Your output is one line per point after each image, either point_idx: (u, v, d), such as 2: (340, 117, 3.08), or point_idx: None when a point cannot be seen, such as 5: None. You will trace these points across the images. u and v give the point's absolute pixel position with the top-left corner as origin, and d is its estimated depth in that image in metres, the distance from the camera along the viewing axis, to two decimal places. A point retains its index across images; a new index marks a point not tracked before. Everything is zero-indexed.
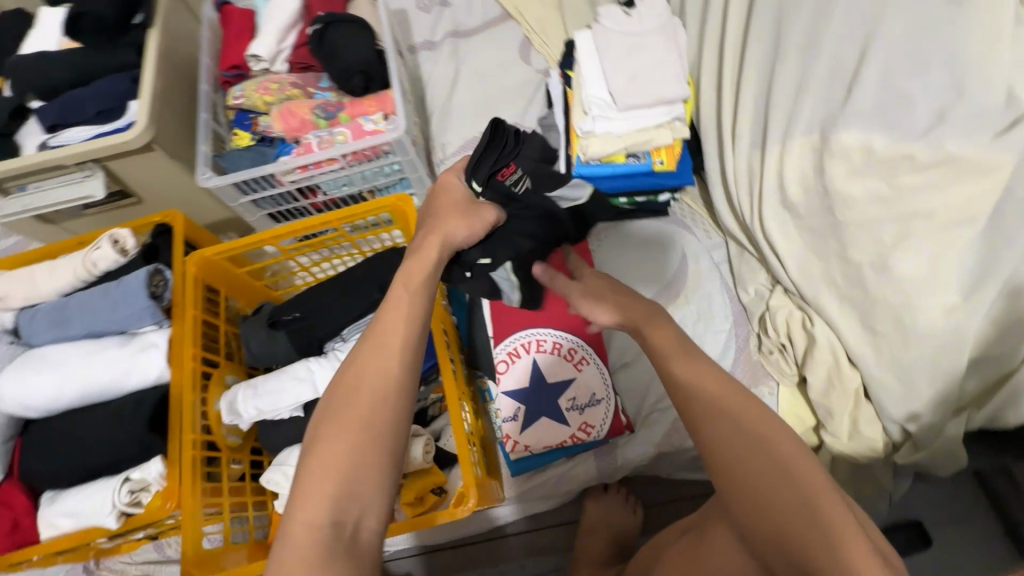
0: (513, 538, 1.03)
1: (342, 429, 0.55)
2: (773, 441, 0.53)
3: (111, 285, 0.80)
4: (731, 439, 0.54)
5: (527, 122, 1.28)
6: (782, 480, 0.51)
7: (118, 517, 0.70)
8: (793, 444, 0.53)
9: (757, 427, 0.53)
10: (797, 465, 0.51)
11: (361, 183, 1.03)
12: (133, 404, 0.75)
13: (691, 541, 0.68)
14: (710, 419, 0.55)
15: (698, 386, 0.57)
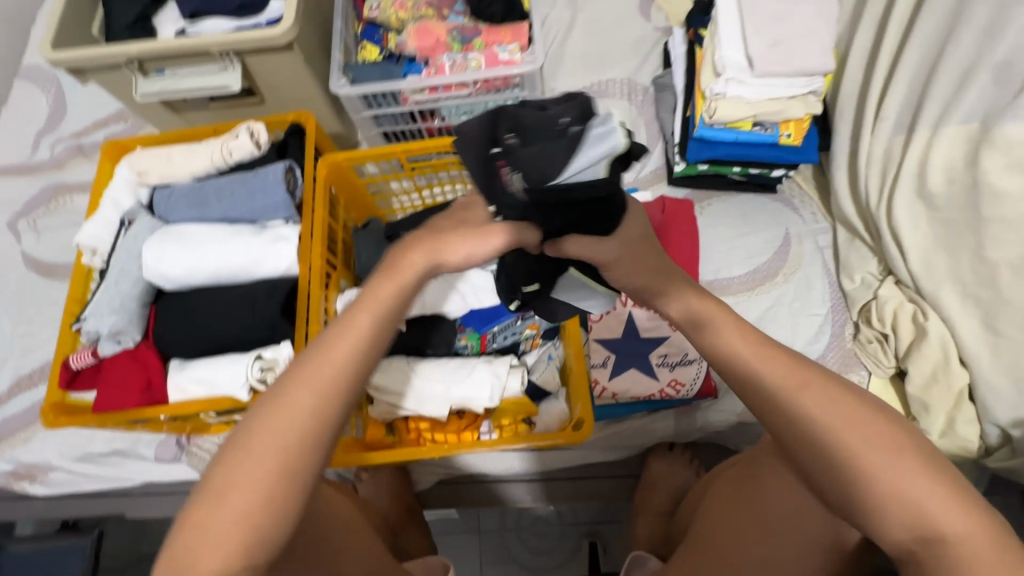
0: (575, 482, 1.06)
1: (248, 472, 0.48)
2: (839, 402, 0.52)
3: (249, 175, 0.83)
4: (792, 400, 0.54)
5: (640, 78, 1.25)
6: (875, 451, 0.50)
7: (248, 392, 0.73)
8: (860, 406, 0.52)
9: (837, 398, 0.53)
10: (861, 423, 0.52)
11: (481, 114, 1.03)
12: (264, 290, 0.78)
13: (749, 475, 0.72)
14: (778, 391, 0.54)
15: (746, 354, 0.56)
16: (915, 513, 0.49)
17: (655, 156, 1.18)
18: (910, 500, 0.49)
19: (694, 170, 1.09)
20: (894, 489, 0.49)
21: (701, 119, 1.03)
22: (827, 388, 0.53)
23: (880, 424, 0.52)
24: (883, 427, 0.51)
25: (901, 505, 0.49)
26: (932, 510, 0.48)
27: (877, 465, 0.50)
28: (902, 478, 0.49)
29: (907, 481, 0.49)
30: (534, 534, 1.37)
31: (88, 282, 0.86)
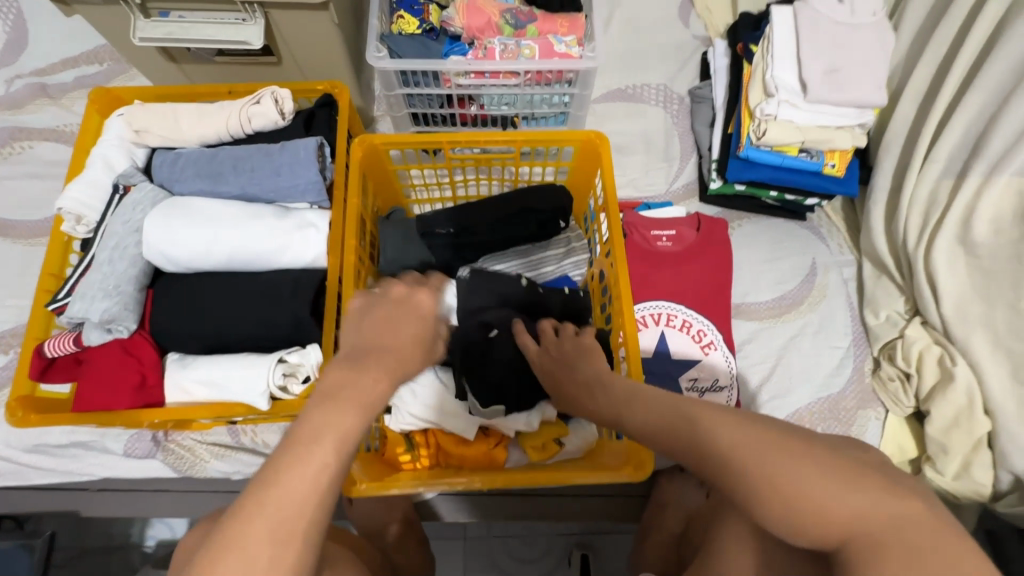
0: (586, 499, 1.03)
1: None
2: (700, 428, 0.46)
3: (275, 148, 0.73)
4: (677, 440, 0.48)
5: (677, 87, 1.21)
6: (795, 474, 0.42)
7: (268, 400, 0.64)
8: (732, 424, 0.45)
9: (734, 425, 0.45)
10: (736, 437, 0.44)
11: (523, 107, 0.97)
12: (288, 284, 0.69)
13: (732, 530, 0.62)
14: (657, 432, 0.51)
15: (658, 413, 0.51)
16: (813, 523, 0.41)
17: (688, 170, 1.15)
18: (804, 515, 0.41)
19: (731, 189, 1.07)
20: (780, 503, 0.42)
21: (749, 139, 1.00)
22: (705, 417, 0.47)
23: (755, 434, 0.44)
24: (761, 433, 0.44)
25: (805, 519, 0.41)
26: (831, 519, 0.40)
27: (756, 488, 0.42)
28: (788, 490, 0.41)
29: (788, 487, 0.41)
30: (521, 544, 1.33)
31: (66, 254, 0.75)
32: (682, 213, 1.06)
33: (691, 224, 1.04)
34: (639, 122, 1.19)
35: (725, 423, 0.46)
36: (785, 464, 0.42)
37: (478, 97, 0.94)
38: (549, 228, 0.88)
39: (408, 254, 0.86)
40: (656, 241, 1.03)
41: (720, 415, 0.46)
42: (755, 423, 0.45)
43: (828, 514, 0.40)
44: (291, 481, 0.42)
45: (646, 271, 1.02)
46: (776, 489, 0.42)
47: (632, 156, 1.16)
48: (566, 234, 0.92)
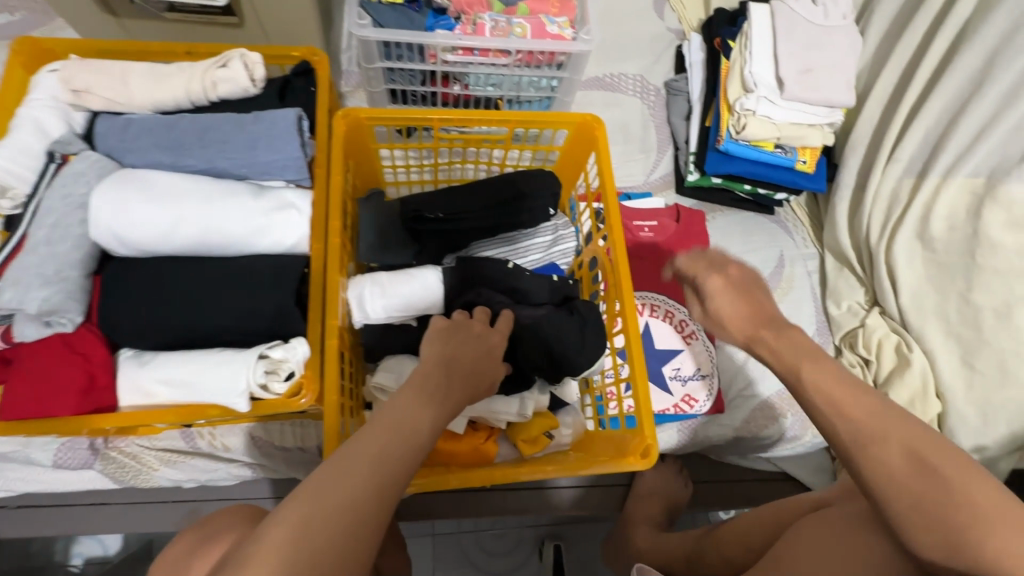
0: (568, 491, 1.03)
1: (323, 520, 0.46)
2: (893, 433, 0.50)
3: (247, 118, 0.65)
4: (847, 438, 0.52)
5: (653, 78, 1.21)
6: (963, 493, 0.48)
7: (248, 401, 0.57)
8: (912, 434, 0.50)
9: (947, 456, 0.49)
10: (932, 453, 0.49)
11: (510, 89, 0.93)
12: (266, 270, 0.62)
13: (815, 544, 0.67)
14: (829, 414, 0.53)
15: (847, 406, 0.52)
16: (977, 550, 0.46)
17: (665, 162, 1.16)
18: (963, 522, 0.47)
19: (708, 181, 1.09)
20: (956, 517, 0.47)
21: (728, 133, 1.02)
22: (867, 416, 0.51)
23: (922, 443, 0.50)
24: (955, 462, 0.49)
25: (960, 528, 0.47)
26: (998, 544, 0.46)
27: (922, 496, 0.48)
28: (972, 515, 0.47)
29: (964, 501, 0.47)
30: (493, 537, 1.30)
31: None
32: (661, 204, 1.09)
33: (670, 215, 1.07)
34: (617, 112, 1.18)
35: (895, 424, 0.51)
36: (951, 482, 0.48)
37: (463, 75, 0.89)
38: (540, 217, 0.85)
39: (390, 239, 0.80)
40: (639, 230, 1.06)
41: (896, 417, 0.51)
42: (930, 439, 0.50)
43: (1001, 547, 0.46)
44: (359, 467, 0.49)
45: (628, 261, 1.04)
46: (936, 496, 0.48)
47: (611, 146, 1.15)
48: (555, 221, 0.89)
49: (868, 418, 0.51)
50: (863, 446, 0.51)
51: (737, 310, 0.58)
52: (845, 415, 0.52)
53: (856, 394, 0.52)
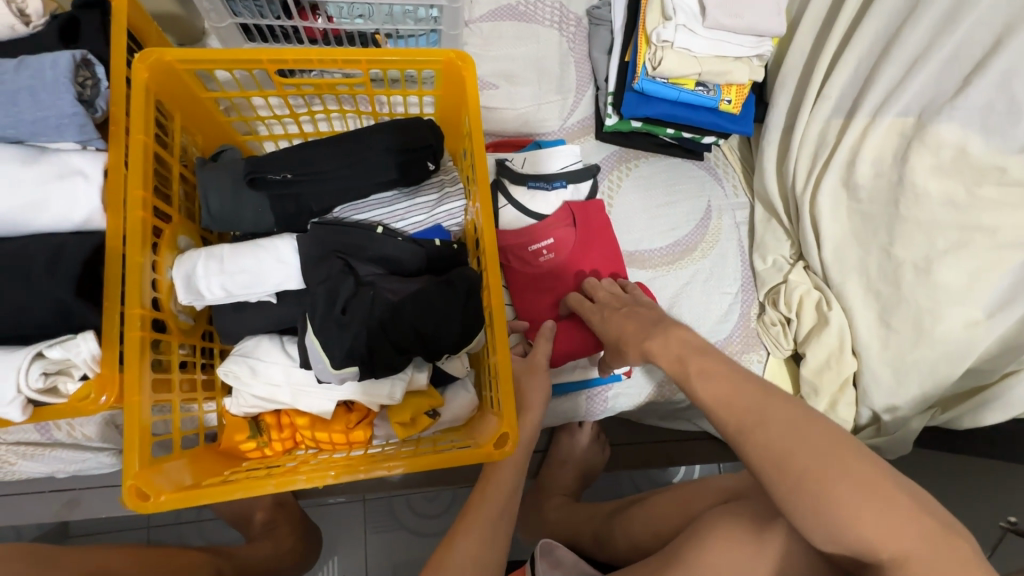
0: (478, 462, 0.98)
1: None
2: (771, 418, 0.49)
3: (8, 66, 0.53)
4: (729, 425, 0.52)
5: (573, 5, 1.06)
6: (845, 485, 0.44)
7: (24, 408, 0.50)
8: (779, 417, 0.49)
9: (829, 446, 0.46)
10: (803, 445, 0.46)
11: (383, 22, 0.79)
12: (46, 256, 0.52)
13: (706, 524, 0.61)
14: (715, 411, 0.54)
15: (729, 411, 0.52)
16: (841, 533, 0.43)
17: (584, 104, 1.04)
18: (824, 503, 0.44)
19: (627, 126, 0.99)
20: (818, 490, 0.44)
21: (644, 68, 0.91)
22: (747, 409, 0.51)
23: (790, 424, 0.48)
24: (826, 437, 0.46)
25: (823, 506, 0.44)
26: (862, 526, 0.43)
27: (809, 483, 0.45)
28: (839, 499, 0.43)
29: (825, 484, 0.44)
30: (424, 499, 1.23)
31: None
32: (562, 190, 0.94)
33: (565, 220, 0.93)
34: (533, 46, 1.04)
35: (766, 410, 0.50)
36: (822, 457, 0.45)
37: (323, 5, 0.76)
38: (414, 175, 0.75)
39: (234, 206, 0.70)
40: (537, 254, 0.93)
41: (777, 400, 0.51)
42: (804, 417, 0.49)
43: (866, 531, 0.43)
44: None
45: (542, 297, 0.93)
46: (800, 472, 0.45)
47: (523, 86, 1.02)
48: (437, 179, 0.79)
49: (748, 408, 0.51)
50: (746, 432, 0.50)
51: (627, 325, 0.74)
52: (721, 399, 0.53)
53: (728, 382, 0.55)
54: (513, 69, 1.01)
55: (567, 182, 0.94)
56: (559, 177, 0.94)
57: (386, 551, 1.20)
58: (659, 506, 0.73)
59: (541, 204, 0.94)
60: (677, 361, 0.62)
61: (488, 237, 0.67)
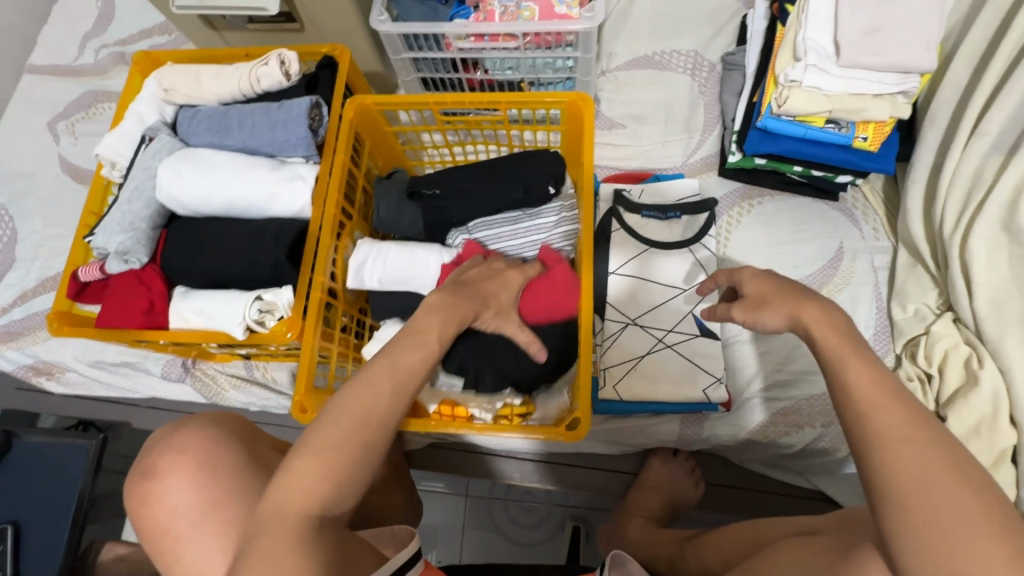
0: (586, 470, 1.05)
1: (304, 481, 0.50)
2: (895, 428, 0.43)
3: (273, 106, 0.80)
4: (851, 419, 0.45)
5: (707, 54, 1.14)
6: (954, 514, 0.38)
7: (244, 331, 0.72)
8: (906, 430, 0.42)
9: (937, 469, 0.40)
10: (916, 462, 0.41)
11: (527, 72, 0.96)
12: (274, 231, 0.75)
13: (776, 551, 0.59)
14: (852, 409, 0.45)
15: (860, 396, 0.45)
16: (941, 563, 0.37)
17: (709, 142, 1.08)
18: (921, 535, 0.38)
19: (751, 162, 1.00)
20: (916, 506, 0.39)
21: (769, 107, 0.92)
22: (898, 421, 0.43)
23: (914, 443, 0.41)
24: (940, 461, 0.40)
25: (933, 544, 0.38)
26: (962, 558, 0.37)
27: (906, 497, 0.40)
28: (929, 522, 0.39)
29: (922, 498, 0.39)
30: (522, 509, 1.27)
31: (106, 195, 0.85)
32: (675, 220, 0.99)
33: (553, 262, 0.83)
34: (665, 91, 1.13)
35: (908, 430, 0.42)
36: (931, 475, 0.40)
37: (481, 61, 0.95)
38: (535, 197, 0.88)
39: (396, 212, 0.90)
40: None
41: (912, 411, 0.43)
42: (925, 436, 0.42)
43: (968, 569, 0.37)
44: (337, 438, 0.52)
45: None
46: (908, 512, 0.39)
47: (650, 126, 1.10)
48: (555, 204, 0.91)
49: (900, 422, 0.43)
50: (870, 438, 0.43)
51: (758, 288, 0.57)
52: (863, 392, 0.45)
53: (869, 374, 0.46)
54: (643, 110, 1.11)
55: (682, 214, 0.98)
56: (673, 208, 0.98)
57: (479, 550, 1.26)
58: (730, 534, 0.70)
59: (654, 231, 0.98)
60: (833, 338, 0.49)
61: (587, 248, 0.75)
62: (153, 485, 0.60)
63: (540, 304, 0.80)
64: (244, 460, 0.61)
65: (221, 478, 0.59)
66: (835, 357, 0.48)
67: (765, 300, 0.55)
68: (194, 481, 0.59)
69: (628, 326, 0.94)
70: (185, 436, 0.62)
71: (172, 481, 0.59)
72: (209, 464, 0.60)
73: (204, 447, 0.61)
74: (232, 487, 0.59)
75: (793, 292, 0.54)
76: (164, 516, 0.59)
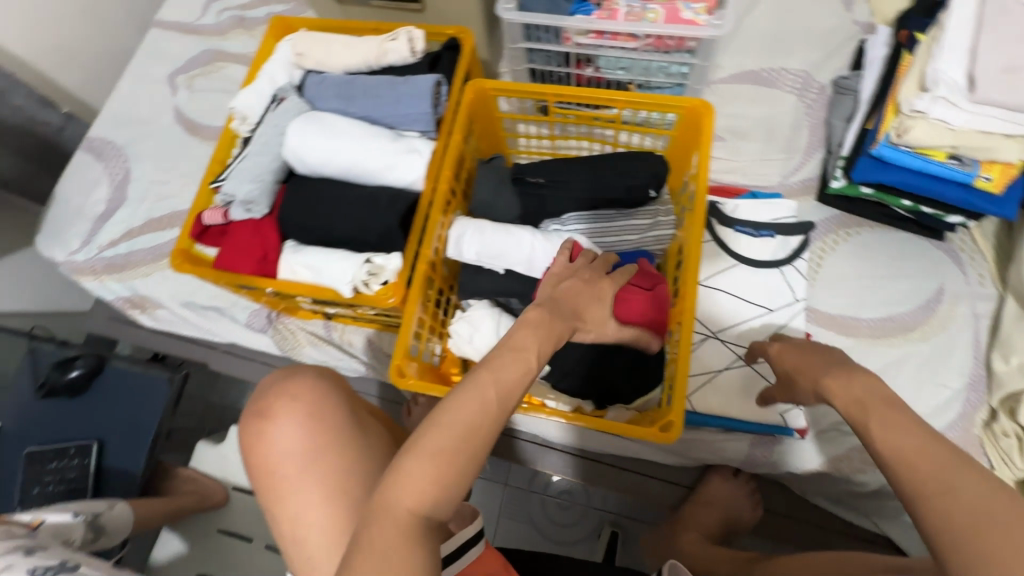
0: (639, 477, 1.04)
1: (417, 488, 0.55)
2: (934, 476, 0.45)
3: (399, 80, 0.83)
4: (895, 476, 0.48)
5: (817, 76, 1.11)
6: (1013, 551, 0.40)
7: (352, 290, 0.75)
8: (942, 473, 0.45)
9: (982, 506, 0.43)
10: (960, 503, 0.44)
11: (639, 74, 0.96)
12: (388, 199, 0.79)
13: None
14: (895, 465, 0.48)
15: (898, 450, 0.48)
16: None
17: (811, 164, 1.06)
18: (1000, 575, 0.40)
19: (855, 190, 0.98)
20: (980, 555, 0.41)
21: (885, 136, 0.90)
22: (941, 466, 0.46)
23: (951, 478, 0.45)
24: (980, 494, 0.43)
25: None
26: None
27: (964, 541, 0.42)
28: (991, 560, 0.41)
29: (979, 532, 0.42)
30: (558, 506, 1.27)
31: (231, 147, 0.90)
32: (768, 239, 0.97)
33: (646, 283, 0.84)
34: (769, 108, 1.11)
35: (947, 471, 0.45)
36: (980, 510, 0.43)
37: (595, 58, 0.96)
38: (635, 197, 0.89)
39: (495, 197, 0.92)
40: None
41: (947, 452, 0.46)
42: (961, 472, 0.45)
43: None
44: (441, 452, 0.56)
45: None
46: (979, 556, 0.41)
47: (749, 142, 1.09)
48: (653, 207, 0.91)
49: (941, 467, 0.46)
50: (919, 493, 0.45)
51: (798, 356, 0.64)
52: (902, 452, 0.48)
53: (900, 426, 0.49)
54: (744, 126, 1.10)
55: (776, 234, 0.97)
56: (768, 226, 0.97)
57: (513, 538, 1.27)
58: (805, 562, 0.70)
59: (745, 246, 0.97)
60: (862, 399, 0.53)
61: (693, 253, 0.74)
62: (266, 424, 0.64)
63: (631, 323, 0.80)
64: (349, 413, 0.66)
65: (328, 427, 0.63)
66: (862, 417, 0.52)
67: (809, 369, 0.61)
68: (304, 427, 0.63)
69: (709, 339, 0.94)
70: (296, 382, 0.66)
71: (282, 424, 0.63)
72: (319, 412, 0.64)
73: (313, 395, 0.65)
74: (336, 437, 0.63)
75: (819, 365, 0.60)
76: (275, 455, 0.63)
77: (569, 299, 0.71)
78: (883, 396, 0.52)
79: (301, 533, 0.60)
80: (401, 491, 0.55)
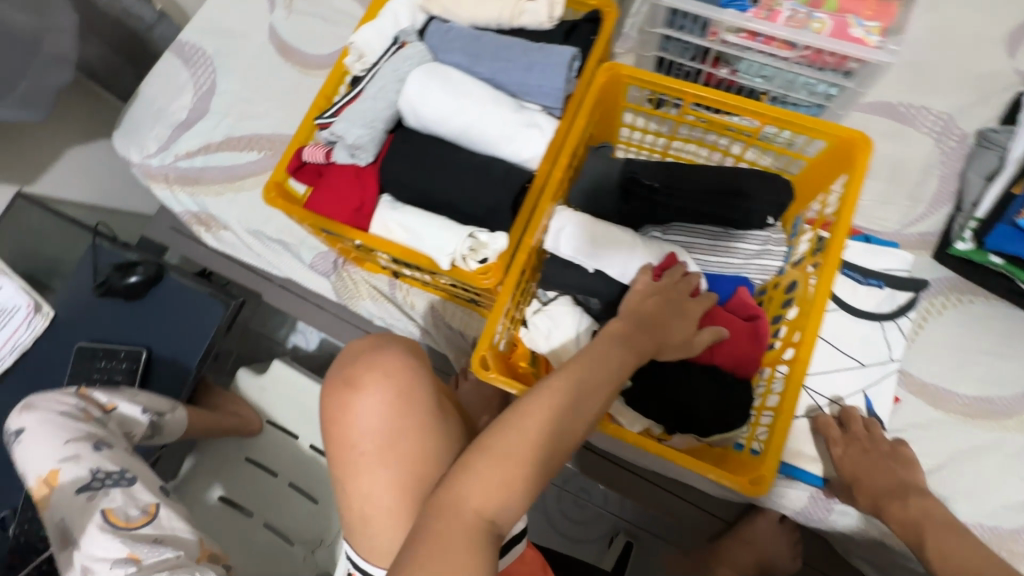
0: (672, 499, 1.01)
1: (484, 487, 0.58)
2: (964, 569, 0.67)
3: (533, 47, 0.77)
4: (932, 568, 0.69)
5: (962, 121, 1.02)
6: None
7: (450, 262, 0.71)
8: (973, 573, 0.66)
9: None
10: None
11: (779, 86, 0.89)
12: (501, 174, 0.74)
13: None
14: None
15: (936, 558, 0.69)
16: None
17: (934, 217, 0.98)
18: None
19: (982, 257, 0.90)
20: None
21: None
22: (961, 556, 0.68)
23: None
24: None
25: None
26: None
27: None
28: None
29: None
30: (574, 505, 1.23)
31: (338, 84, 0.85)
32: (876, 289, 0.91)
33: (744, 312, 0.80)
34: (901, 147, 1.02)
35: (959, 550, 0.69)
36: None
37: (736, 60, 0.88)
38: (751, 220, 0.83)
39: (596, 188, 0.86)
40: None
41: (976, 554, 0.68)
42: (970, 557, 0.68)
43: None
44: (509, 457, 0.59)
45: None
46: None
47: (872, 180, 1.01)
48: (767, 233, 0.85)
49: (957, 552, 0.69)
50: None
51: (875, 480, 0.77)
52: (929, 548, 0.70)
53: (937, 530, 0.71)
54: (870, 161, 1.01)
55: (885, 285, 0.90)
56: (877, 275, 0.90)
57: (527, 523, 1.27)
58: None
59: (849, 291, 0.91)
60: (909, 520, 0.73)
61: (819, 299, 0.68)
62: (350, 395, 0.64)
63: (727, 353, 0.76)
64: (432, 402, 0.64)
65: (413, 412, 0.63)
66: (915, 537, 0.72)
67: (878, 489, 0.77)
68: (387, 406, 0.62)
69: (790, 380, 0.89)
70: (385, 360, 0.64)
71: (366, 398, 0.63)
72: (404, 394, 0.63)
73: (399, 377, 0.64)
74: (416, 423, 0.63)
75: (879, 488, 0.77)
76: (355, 429, 0.63)
77: (656, 314, 0.70)
78: (931, 518, 0.73)
79: (368, 511, 0.61)
80: (470, 487, 0.58)
